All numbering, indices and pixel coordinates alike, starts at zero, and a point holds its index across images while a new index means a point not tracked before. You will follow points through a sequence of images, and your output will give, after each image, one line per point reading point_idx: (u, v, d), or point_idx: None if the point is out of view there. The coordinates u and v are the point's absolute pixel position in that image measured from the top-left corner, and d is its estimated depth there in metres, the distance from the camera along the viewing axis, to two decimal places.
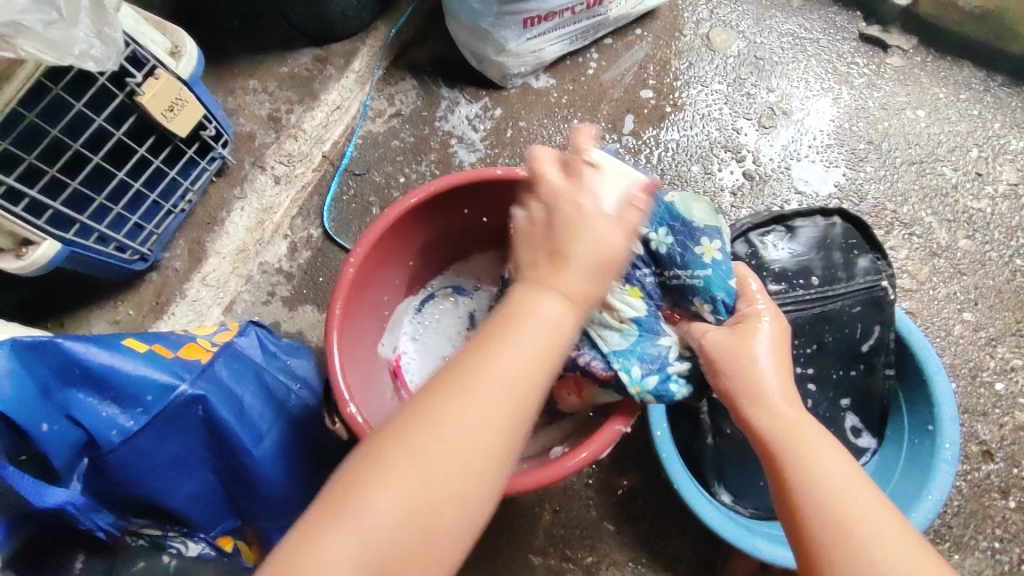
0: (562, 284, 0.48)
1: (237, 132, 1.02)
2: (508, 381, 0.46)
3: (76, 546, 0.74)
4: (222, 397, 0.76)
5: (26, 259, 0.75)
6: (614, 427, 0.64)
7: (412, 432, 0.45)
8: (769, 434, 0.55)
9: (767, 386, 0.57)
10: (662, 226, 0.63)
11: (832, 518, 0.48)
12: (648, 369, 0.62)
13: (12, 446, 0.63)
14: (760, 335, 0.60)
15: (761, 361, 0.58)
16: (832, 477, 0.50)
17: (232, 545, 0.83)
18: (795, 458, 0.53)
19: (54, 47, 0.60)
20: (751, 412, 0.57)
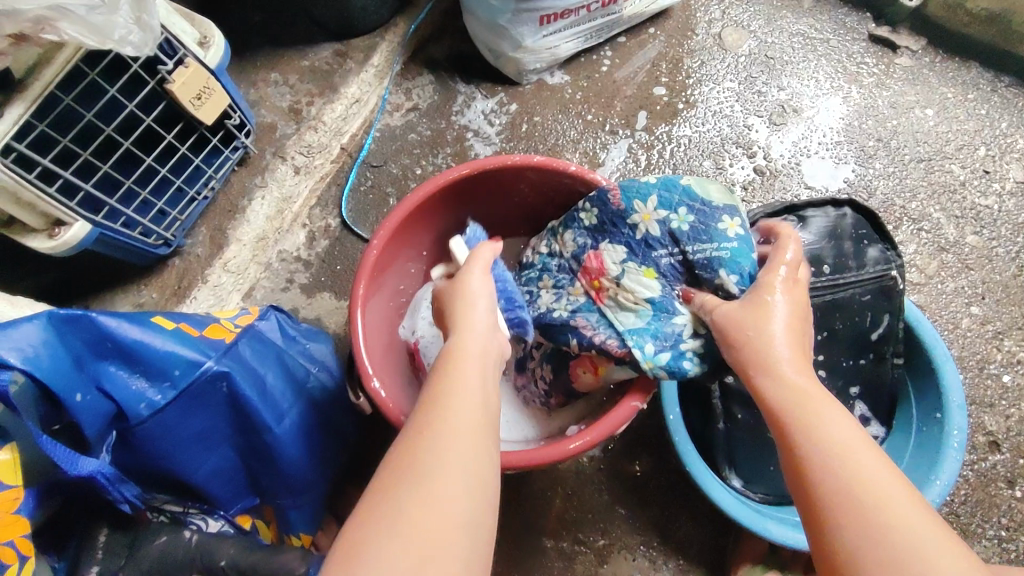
0: (468, 325, 0.58)
1: (259, 123, 1.05)
2: (466, 393, 0.53)
3: (101, 520, 0.78)
4: (246, 376, 0.78)
5: (58, 240, 0.77)
6: (625, 408, 0.66)
7: (399, 457, 0.49)
8: (781, 404, 0.54)
9: (779, 353, 0.56)
10: (681, 207, 0.66)
11: (845, 483, 0.48)
12: (661, 347, 0.63)
13: (47, 415, 0.64)
14: (772, 304, 0.58)
15: (773, 330, 0.57)
16: (840, 442, 0.50)
17: (250, 524, 0.88)
18: (804, 427, 0.52)
19: (96, 31, 0.63)
20: (759, 380, 0.56)
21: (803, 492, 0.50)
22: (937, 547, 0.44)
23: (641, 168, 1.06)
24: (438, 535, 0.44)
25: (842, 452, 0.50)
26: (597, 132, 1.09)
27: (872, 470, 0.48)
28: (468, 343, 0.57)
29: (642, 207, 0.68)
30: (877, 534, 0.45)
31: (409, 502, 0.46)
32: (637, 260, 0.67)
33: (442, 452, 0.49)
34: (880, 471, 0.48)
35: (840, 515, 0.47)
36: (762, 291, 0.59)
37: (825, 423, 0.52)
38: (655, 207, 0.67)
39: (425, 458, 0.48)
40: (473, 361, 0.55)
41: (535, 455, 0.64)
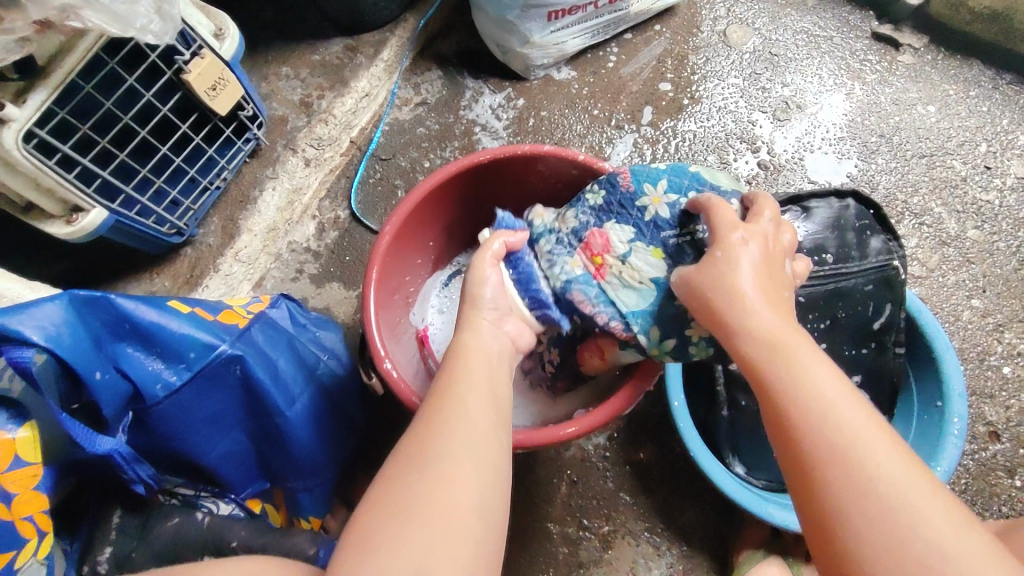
0: (477, 323, 0.62)
1: (270, 115, 1.06)
2: (474, 384, 0.56)
3: (114, 503, 0.80)
4: (259, 360, 0.80)
5: (75, 225, 0.79)
6: (626, 394, 0.68)
7: (409, 446, 0.52)
8: (759, 358, 0.53)
9: (752, 307, 0.55)
10: (691, 191, 0.69)
11: (824, 435, 0.48)
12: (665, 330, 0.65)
13: (67, 393, 0.66)
14: (739, 257, 0.57)
15: (741, 284, 0.55)
16: (816, 388, 0.50)
17: (261, 507, 0.89)
18: (781, 378, 0.51)
19: (119, 20, 0.64)
20: (734, 336, 0.55)
21: (783, 442, 0.51)
22: (915, 487, 0.45)
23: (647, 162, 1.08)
24: (446, 516, 0.47)
25: (821, 399, 0.50)
26: (603, 126, 1.11)
27: (851, 415, 0.48)
28: (476, 340, 0.60)
29: (652, 189, 0.70)
30: (858, 478, 0.46)
31: (417, 489, 0.49)
32: (644, 240, 0.68)
33: (449, 440, 0.52)
34: (858, 415, 0.49)
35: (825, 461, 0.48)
36: (720, 247, 0.58)
37: (804, 371, 0.51)
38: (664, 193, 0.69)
39: (436, 446, 0.51)
40: (481, 357, 0.59)
41: (540, 436, 0.66)
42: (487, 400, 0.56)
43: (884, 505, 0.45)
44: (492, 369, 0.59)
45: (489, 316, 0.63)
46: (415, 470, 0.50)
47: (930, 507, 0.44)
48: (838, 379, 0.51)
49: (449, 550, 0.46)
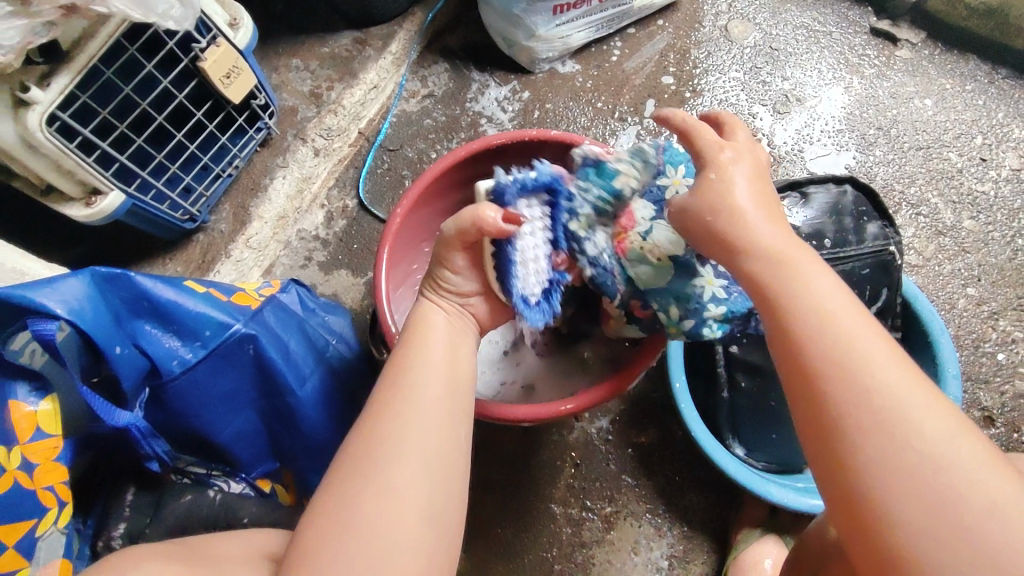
0: (443, 304, 0.67)
1: (281, 106, 1.09)
2: (427, 369, 0.61)
3: (127, 480, 0.83)
4: (271, 340, 0.82)
5: (94, 208, 0.81)
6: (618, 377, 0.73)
7: (364, 439, 0.57)
8: (766, 278, 0.53)
9: (757, 228, 0.54)
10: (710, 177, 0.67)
11: (829, 349, 0.48)
12: (689, 313, 0.66)
13: (89, 367, 0.68)
14: (737, 176, 0.57)
15: (742, 203, 0.55)
16: (822, 304, 0.50)
17: (270, 488, 0.89)
18: (787, 295, 0.52)
19: (141, 5, 0.67)
20: (739, 256, 0.55)
21: (789, 359, 0.50)
22: (918, 397, 0.46)
23: None
24: (397, 508, 0.53)
25: (826, 311, 0.50)
26: (606, 119, 1.13)
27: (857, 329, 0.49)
28: (434, 325, 0.65)
29: (676, 171, 0.67)
30: (861, 389, 0.46)
31: (370, 486, 0.54)
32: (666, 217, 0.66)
33: (401, 433, 0.56)
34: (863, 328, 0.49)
35: (829, 371, 0.48)
36: (712, 170, 0.57)
37: (810, 285, 0.51)
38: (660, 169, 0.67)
39: (389, 439, 0.56)
40: (437, 341, 0.64)
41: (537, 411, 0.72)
42: (441, 389, 0.60)
43: (887, 413, 0.45)
44: (439, 353, 0.63)
45: (457, 300, 0.67)
46: (370, 463, 0.55)
47: (931, 415, 0.45)
48: (844, 296, 0.52)
49: (398, 536, 0.52)
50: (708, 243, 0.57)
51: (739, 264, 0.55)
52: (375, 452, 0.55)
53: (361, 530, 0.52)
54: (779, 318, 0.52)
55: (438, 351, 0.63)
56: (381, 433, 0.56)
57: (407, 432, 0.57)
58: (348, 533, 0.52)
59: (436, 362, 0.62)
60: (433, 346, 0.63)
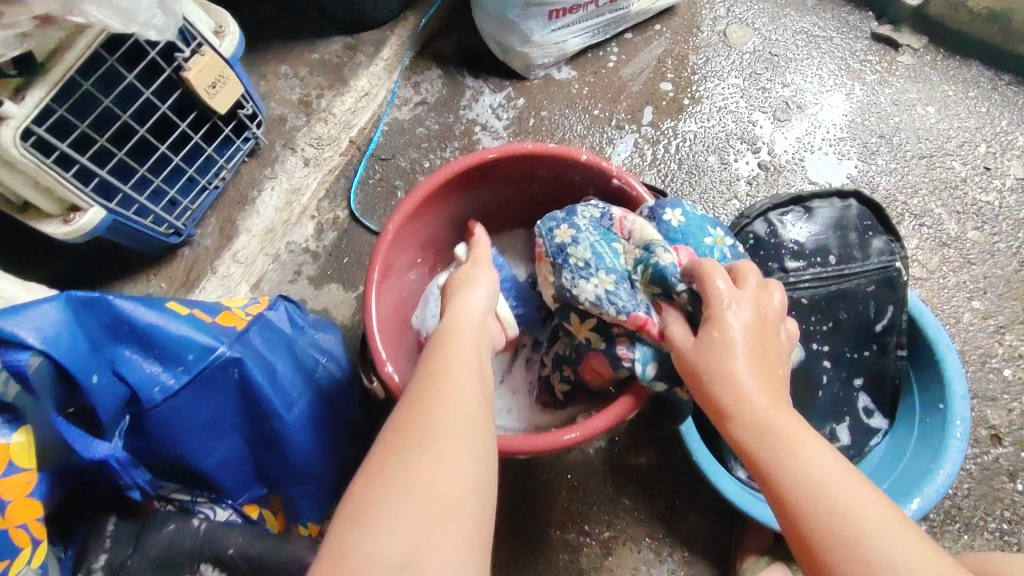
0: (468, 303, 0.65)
1: (269, 115, 1.06)
2: (464, 367, 0.57)
3: (108, 510, 0.80)
4: (257, 363, 0.79)
5: (72, 225, 0.78)
6: (625, 403, 0.67)
7: (401, 427, 0.51)
8: (751, 438, 0.56)
9: (747, 391, 0.57)
10: (677, 210, 0.72)
11: (822, 506, 0.50)
12: (661, 372, 0.67)
13: (63, 397, 0.66)
14: (736, 335, 0.59)
15: (735, 367, 0.58)
16: (816, 470, 0.52)
17: (258, 514, 0.86)
18: (780, 458, 0.53)
19: (121, 14, 0.63)
20: (732, 420, 0.57)
21: (789, 522, 0.52)
22: (911, 553, 0.46)
23: (647, 163, 1.07)
24: (451, 495, 0.46)
25: (821, 483, 0.51)
26: (603, 127, 1.10)
27: (847, 489, 0.50)
28: (464, 311, 0.64)
29: (671, 214, 0.72)
30: (870, 556, 0.46)
31: (420, 468, 0.47)
32: (667, 246, 0.69)
33: (448, 421, 0.51)
34: (850, 483, 0.51)
35: (829, 540, 0.48)
36: (715, 327, 0.60)
37: (801, 454, 0.53)
38: (683, 222, 0.72)
39: (426, 425, 0.51)
40: (468, 331, 0.62)
41: (536, 441, 0.65)
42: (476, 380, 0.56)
43: None
44: (468, 343, 0.60)
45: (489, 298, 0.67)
46: (415, 445, 0.49)
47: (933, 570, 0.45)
48: (836, 458, 0.53)
49: (449, 525, 0.45)
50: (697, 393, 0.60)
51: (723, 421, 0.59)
52: (418, 437, 0.50)
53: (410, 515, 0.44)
54: (761, 475, 0.55)
55: (470, 349, 0.60)
56: (425, 421, 0.51)
57: (452, 422, 0.51)
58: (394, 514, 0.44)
59: (470, 363, 0.58)
60: (463, 344, 0.60)
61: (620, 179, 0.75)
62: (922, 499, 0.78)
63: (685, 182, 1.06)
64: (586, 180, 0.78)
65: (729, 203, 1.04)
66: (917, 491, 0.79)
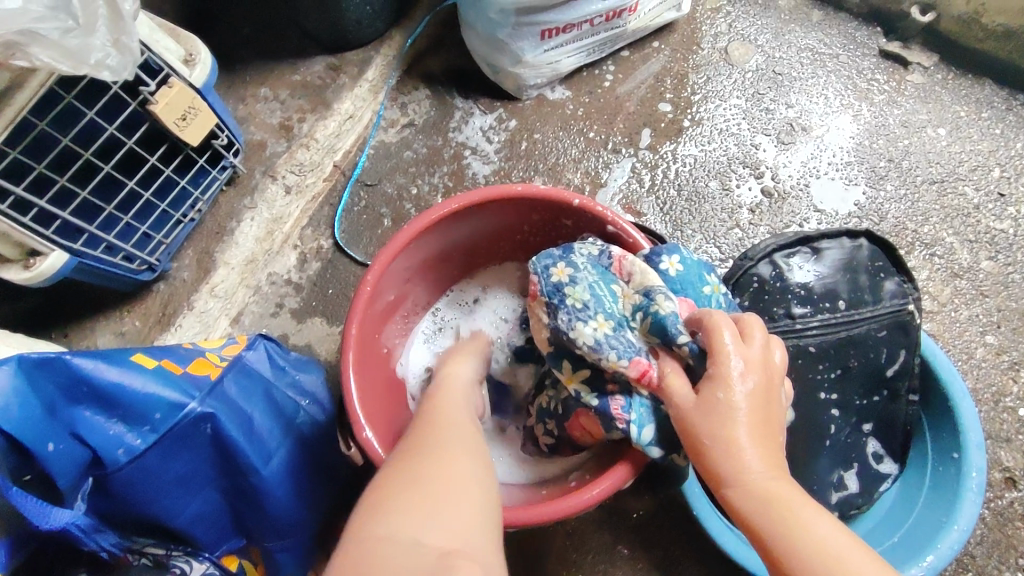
0: (464, 361, 0.69)
1: (248, 141, 1.01)
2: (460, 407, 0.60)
3: (77, 563, 0.71)
4: (231, 415, 0.74)
5: (33, 270, 0.73)
6: (620, 471, 0.62)
7: (406, 446, 0.53)
8: (755, 512, 0.52)
9: (748, 462, 0.53)
10: (676, 256, 0.67)
11: None
12: (659, 437, 0.62)
13: (17, 466, 0.62)
14: (736, 396, 0.54)
15: (738, 435, 0.53)
16: (825, 547, 0.49)
17: (237, 565, 0.81)
18: (787, 532, 0.50)
19: (69, 55, 0.59)
20: (733, 490, 0.53)
21: None
22: None
23: (645, 189, 1.02)
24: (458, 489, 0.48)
25: (832, 559, 0.48)
26: (599, 150, 1.05)
27: (859, 564, 0.48)
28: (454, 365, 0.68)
29: (669, 260, 0.67)
30: None
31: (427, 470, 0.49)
32: (668, 294, 0.64)
33: (450, 440, 0.54)
34: (859, 557, 0.48)
35: None
36: (720, 390, 0.55)
37: (809, 528, 0.50)
38: (680, 270, 0.67)
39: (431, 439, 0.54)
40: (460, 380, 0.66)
41: (530, 514, 0.60)
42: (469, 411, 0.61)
43: None
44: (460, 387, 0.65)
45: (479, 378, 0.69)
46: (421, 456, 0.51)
47: None
48: (846, 532, 0.50)
49: (460, 508, 0.46)
50: (693, 458, 0.55)
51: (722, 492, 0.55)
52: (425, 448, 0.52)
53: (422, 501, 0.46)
54: (767, 551, 0.51)
55: (464, 398, 0.63)
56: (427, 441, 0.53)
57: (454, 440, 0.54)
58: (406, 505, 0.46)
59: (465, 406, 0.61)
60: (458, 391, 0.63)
61: (615, 226, 0.71)
62: (935, 555, 0.73)
63: (685, 210, 1.01)
64: (579, 223, 0.73)
65: (731, 232, 0.99)
66: (930, 546, 0.74)
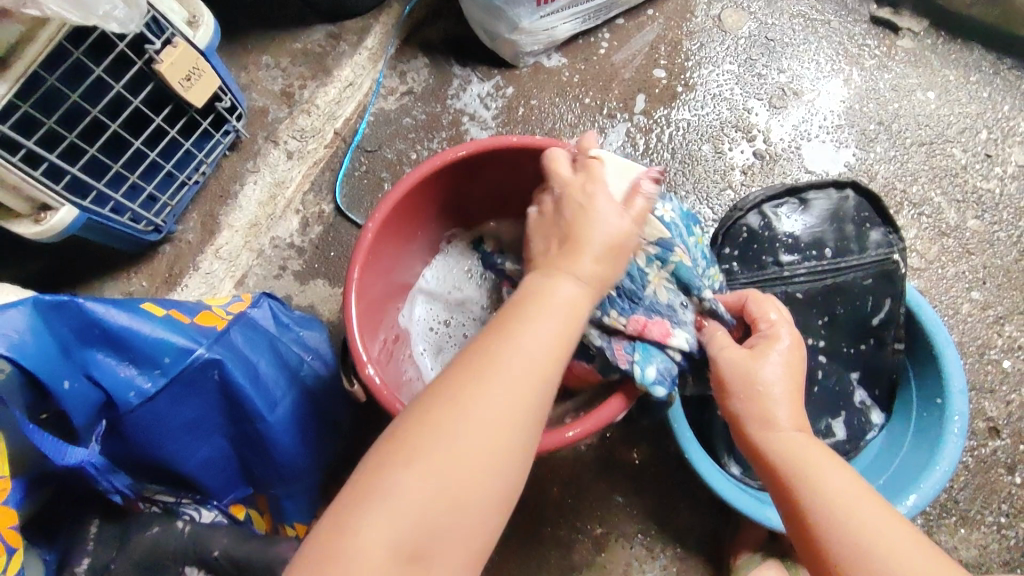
0: (575, 268, 0.53)
1: (250, 107, 1.03)
2: (533, 350, 0.50)
3: (91, 508, 0.76)
4: (238, 363, 0.76)
5: (44, 224, 0.75)
6: (615, 403, 0.64)
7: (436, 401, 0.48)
8: (780, 461, 0.58)
9: (777, 413, 0.60)
10: (669, 204, 0.69)
11: (849, 531, 0.52)
12: (661, 377, 0.62)
13: (34, 403, 0.64)
14: (774, 356, 0.61)
15: (772, 388, 0.60)
16: (841, 495, 0.54)
17: (244, 514, 0.84)
18: (807, 478, 0.56)
19: (80, 7, 0.61)
20: (763, 438, 0.60)
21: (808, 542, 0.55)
22: None
23: (640, 152, 1.05)
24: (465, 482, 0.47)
25: (850, 510, 0.53)
26: (594, 116, 1.07)
27: (872, 514, 0.53)
28: (555, 283, 0.53)
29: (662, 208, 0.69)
30: None
31: (433, 462, 0.46)
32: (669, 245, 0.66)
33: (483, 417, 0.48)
34: (874, 507, 0.53)
35: (854, 560, 0.51)
36: (760, 343, 0.63)
37: (829, 480, 0.56)
38: (674, 216, 0.69)
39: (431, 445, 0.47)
40: (550, 314, 0.52)
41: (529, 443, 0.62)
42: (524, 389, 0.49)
43: None
44: (539, 339, 0.50)
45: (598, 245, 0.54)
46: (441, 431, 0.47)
47: None
48: (864, 487, 0.56)
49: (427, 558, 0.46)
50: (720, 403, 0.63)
51: (750, 440, 0.61)
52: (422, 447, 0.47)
53: (413, 495, 0.46)
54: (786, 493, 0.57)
55: (551, 334, 0.51)
56: (462, 407, 0.48)
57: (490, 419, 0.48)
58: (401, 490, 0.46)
59: (542, 346, 0.50)
60: (539, 321, 0.51)
61: None
62: (919, 495, 0.76)
63: (679, 171, 1.04)
64: None
65: (723, 193, 1.02)
66: (913, 487, 0.77)
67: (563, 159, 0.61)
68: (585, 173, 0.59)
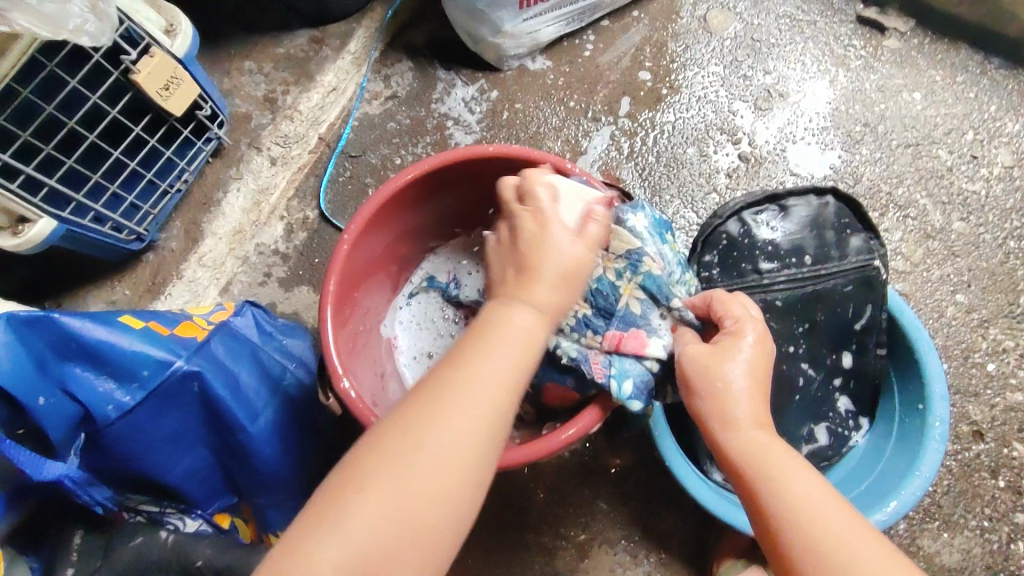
0: (532, 297, 0.54)
1: (233, 113, 1.02)
2: (484, 383, 0.51)
3: (74, 523, 0.74)
4: (219, 375, 0.76)
5: (22, 237, 0.75)
6: (592, 413, 0.64)
7: (391, 430, 0.50)
8: (743, 463, 0.57)
9: (739, 412, 0.58)
10: (640, 211, 0.68)
11: (818, 546, 0.51)
12: (638, 391, 0.63)
13: (10, 419, 0.65)
14: (739, 355, 0.60)
15: (735, 389, 0.59)
16: (806, 503, 0.53)
17: (230, 523, 0.84)
18: (772, 484, 0.55)
19: (48, 21, 0.61)
20: (727, 439, 0.58)
21: (771, 545, 0.54)
22: None
23: (624, 155, 1.04)
24: (418, 502, 0.48)
25: (813, 514, 0.53)
26: (579, 119, 1.07)
27: (837, 522, 0.52)
28: (503, 320, 0.54)
29: (633, 218, 0.67)
30: None
31: (398, 470, 0.48)
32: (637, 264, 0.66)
33: (440, 442, 0.49)
34: (836, 513, 0.53)
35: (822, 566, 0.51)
36: (726, 336, 0.61)
37: (792, 487, 0.54)
38: (647, 224, 0.68)
39: (398, 439, 0.49)
40: (500, 346, 0.52)
41: (505, 458, 0.62)
42: (488, 402, 0.51)
43: None
44: (498, 365, 0.52)
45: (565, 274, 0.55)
46: (394, 464, 0.48)
47: None
48: (828, 491, 0.55)
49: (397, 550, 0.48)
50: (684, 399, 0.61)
51: (714, 441, 0.59)
52: (392, 445, 0.49)
53: (372, 519, 0.47)
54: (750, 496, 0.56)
55: (503, 363, 0.52)
56: (420, 438, 0.49)
57: (449, 446, 0.49)
58: (358, 515, 0.47)
59: (499, 379, 0.52)
60: (495, 352, 0.52)
61: (586, 183, 0.72)
62: (899, 501, 0.76)
63: (664, 175, 1.03)
64: None
65: (708, 197, 1.02)
66: (894, 493, 0.77)
67: (512, 186, 0.61)
68: (532, 203, 0.58)
